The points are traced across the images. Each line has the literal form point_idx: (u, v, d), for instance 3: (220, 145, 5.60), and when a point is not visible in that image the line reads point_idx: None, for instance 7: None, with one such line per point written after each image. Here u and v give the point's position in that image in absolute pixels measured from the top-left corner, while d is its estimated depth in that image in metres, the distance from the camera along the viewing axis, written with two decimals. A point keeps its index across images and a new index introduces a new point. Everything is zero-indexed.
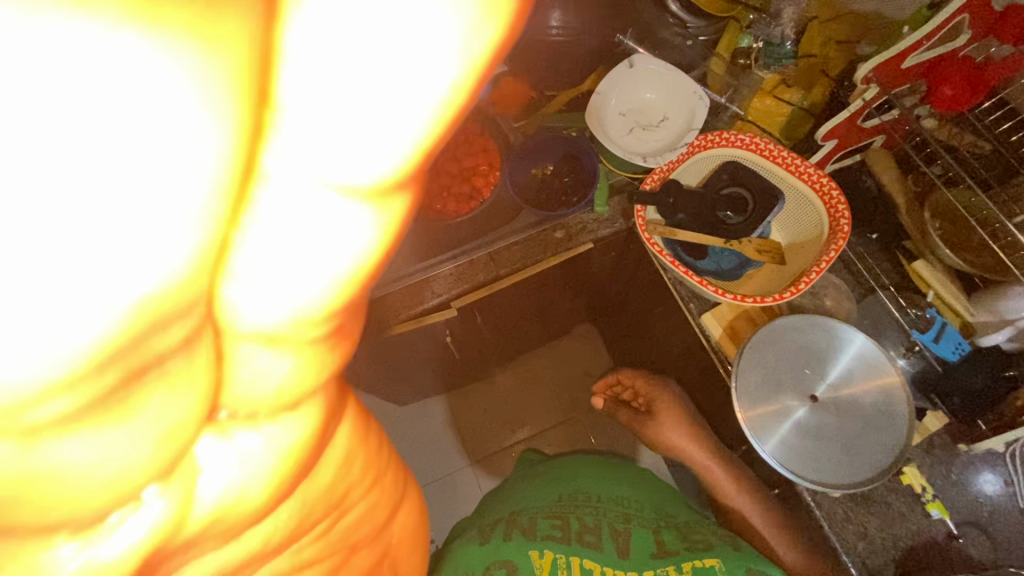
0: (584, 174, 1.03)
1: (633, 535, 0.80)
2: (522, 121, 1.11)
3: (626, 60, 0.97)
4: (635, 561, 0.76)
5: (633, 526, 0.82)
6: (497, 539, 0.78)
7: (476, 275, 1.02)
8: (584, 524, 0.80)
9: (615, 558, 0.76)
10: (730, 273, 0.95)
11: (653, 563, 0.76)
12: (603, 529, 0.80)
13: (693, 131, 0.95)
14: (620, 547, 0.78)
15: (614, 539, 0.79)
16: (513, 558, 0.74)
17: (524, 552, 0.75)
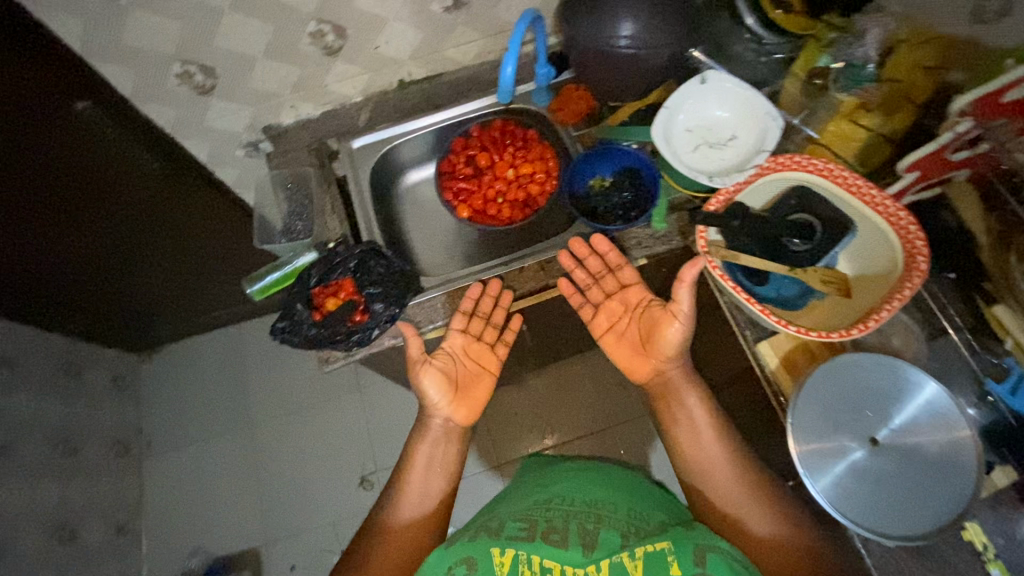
0: (643, 189, 1.01)
1: (601, 534, 0.76)
2: (583, 130, 1.13)
3: (698, 76, 0.93)
4: (596, 553, 0.74)
5: (604, 526, 0.78)
6: (464, 541, 0.78)
7: (526, 283, 1.02)
8: (551, 524, 0.78)
9: (575, 555, 0.73)
10: (790, 302, 0.92)
11: (613, 555, 0.73)
12: (570, 529, 0.77)
13: (764, 152, 0.92)
14: (585, 544, 0.75)
15: (578, 536, 0.76)
16: (476, 555, 0.73)
17: (486, 551, 0.74)
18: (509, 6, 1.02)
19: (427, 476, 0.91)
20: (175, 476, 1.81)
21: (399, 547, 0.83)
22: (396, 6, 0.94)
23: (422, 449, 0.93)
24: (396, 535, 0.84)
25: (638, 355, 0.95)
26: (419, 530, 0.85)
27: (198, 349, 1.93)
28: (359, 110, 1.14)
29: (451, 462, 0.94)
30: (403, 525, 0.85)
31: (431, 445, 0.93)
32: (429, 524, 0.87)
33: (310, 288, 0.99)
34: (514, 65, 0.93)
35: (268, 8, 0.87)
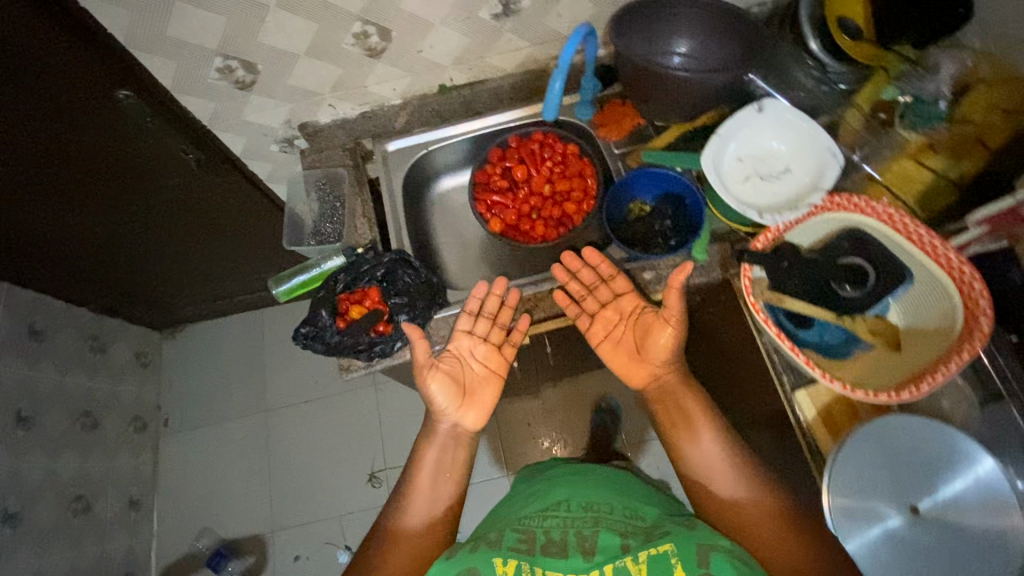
0: (686, 217, 0.96)
1: (600, 537, 0.72)
2: (625, 148, 1.08)
3: (755, 103, 0.89)
4: (598, 557, 0.69)
5: (602, 529, 0.74)
6: (461, 551, 0.72)
7: (555, 305, 0.98)
8: (550, 536, 0.73)
9: (576, 560, 0.69)
10: (834, 350, 0.87)
11: (617, 560, 0.68)
12: (569, 536, 0.73)
13: (821, 190, 0.86)
14: (585, 550, 0.71)
15: (576, 543, 0.71)
16: (476, 563, 0.68)
17: (488, 559, 0.69)
18: (560, 16, 0.98)
19: (432, 475, 0.86)
20: (190, 456, 1.83)
21: (417, 545, 0.79)
22: (443, 10, 0.91)
23: (431, 451, 0.89)
24: (408, 534, 0.80)
25: (633, 362, 0.91)
26: (429, 521, 0.82)
27: (221, 332, 1.95)
28: (397, 112, 1.12)
29: (454, 463, 0.88)
30: (414, 522, 0.82)
31: (439, 447, 0.89)
32: (437, 519, 0.83)
33: (336, 294, 0.97)
34: (562, 82, 0.89)
35: (313, 6, 0.85)
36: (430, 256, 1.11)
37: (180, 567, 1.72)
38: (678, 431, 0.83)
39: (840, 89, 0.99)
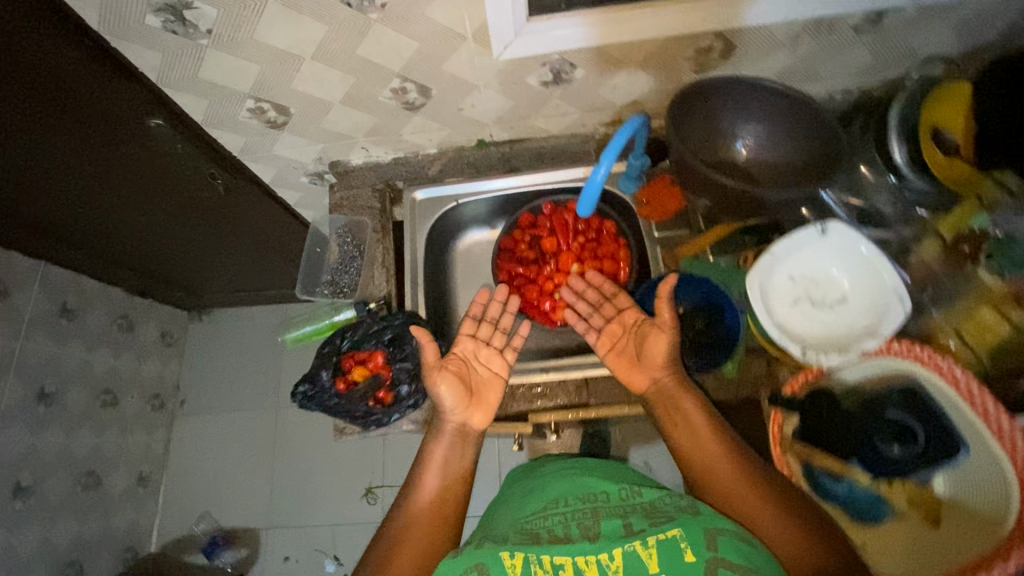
0: (720, 328, 0.88)
1: (601, 522, 0.65)
2: (666, 233, 0.99)
3: (818, 225, 0.79)
4: (603, 541, 0.61)
5: (602, 515, 0.66)
6: (462, 550, 0.64)
7: (564, 396, 0.93)
8: (554, 531, 0.65)
9: (580, 545, 0.61)
10: (863, 513, 0.78)
11: (623, 541, 0.61)
12: (571, 526, 0.65)
13: (876, 337, 0.76)
14: (589, 537, 0.63)
15: (579, 532, 0.64)
16: (484, 561, 0.60)
17: (493, 553, 0.61)
18: (615, 87, 0.90)
19: (428, 465, 0.78)
20: (201, 439, 1.88)
21: (421, 540, 0.70)
22: (488, 75, 0.85)
23: (436, 446, 0.80)
24: (410, 530, 0.71)
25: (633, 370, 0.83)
26: (432, 514, 0.73)
27: (245, 321, 1.98)
28: (431, 160, 1.07)
29: (452, 449, 0.80)
30: (416, 512, 0.73)
31: (439, 437, 0.81)
32: (440, 507, 0.74)
33: (340, 353, 0.95)
34: (610, 168, 0.79)
35: (349, 61, 0.80)
36: (444, 314, 1.07)
37: (177, 545, 1.78)
38: (674, 420, 0.76)
39: (919, 214, 0.89)
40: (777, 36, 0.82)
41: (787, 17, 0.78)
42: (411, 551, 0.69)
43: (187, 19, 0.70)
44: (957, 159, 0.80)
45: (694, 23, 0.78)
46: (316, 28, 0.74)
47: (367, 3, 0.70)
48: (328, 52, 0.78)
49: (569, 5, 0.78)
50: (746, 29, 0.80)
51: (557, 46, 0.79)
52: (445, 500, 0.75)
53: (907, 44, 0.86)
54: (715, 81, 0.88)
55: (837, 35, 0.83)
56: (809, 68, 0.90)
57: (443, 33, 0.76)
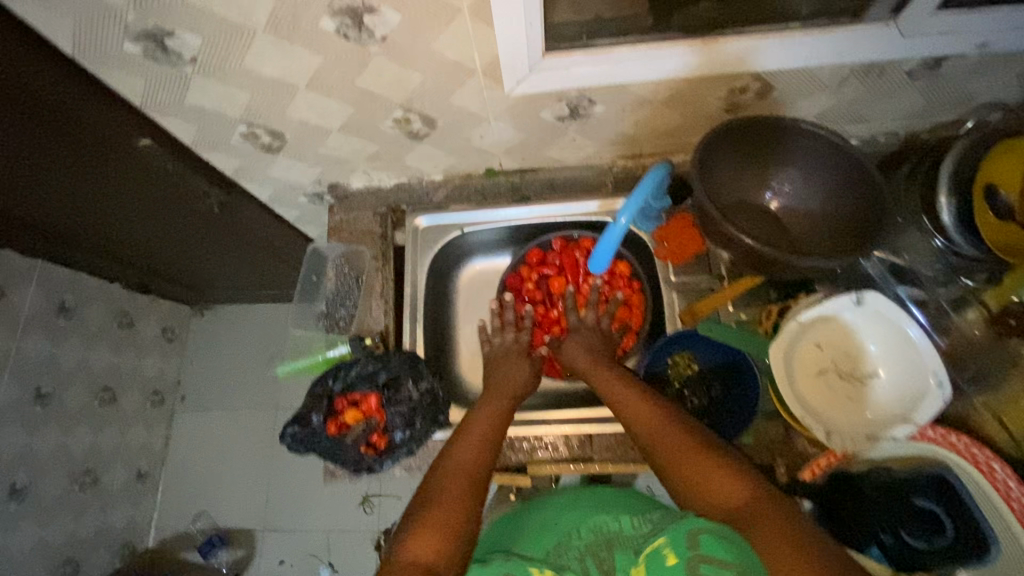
0: (735, 392, 0.82)
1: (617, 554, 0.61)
2: (684, 278, 0.93)
3: (855, 296, 0.72)
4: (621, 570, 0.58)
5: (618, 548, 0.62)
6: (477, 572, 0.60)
7: (566, 450, 0.89)
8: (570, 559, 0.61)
9: None
10: None
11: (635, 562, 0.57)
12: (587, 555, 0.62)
13: (911, 425, 0.69)
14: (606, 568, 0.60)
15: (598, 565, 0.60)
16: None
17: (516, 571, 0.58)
18: (638, 123, 0.83)
19: (468, 427, 0.71)
20: (202, 437, 1.88)
21: (458, 491, 0.62)
22: (499, 108, 0.78)
23: (477, 412, 0.75)
24: (449, 482, 0.63)
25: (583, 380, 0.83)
26: (472, 466, 0.65)
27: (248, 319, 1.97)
28: (437, 186, 1.01)
29: (493, 415, 0.74)
30: (456, 467, 0.65)
31: (491, 401, 0.77)
32: (478, 462, 0.66)
33: (332, 395, 0.90)
34: (632, 219, 0.72)
35: (348, 92, 0.73)
36: (445, 348, 1.02)
37: (175, 541, 1.79)
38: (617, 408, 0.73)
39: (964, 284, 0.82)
40: (820, 78, 0.74)
41: (833, 61, 0.70)
42: (453, 500, 0.60)
43: (169, 46, 0.64)
44: (1011, 223, 0.70)
45: (728, 64, 0.70)
46: (310, 59, 0.67)
47: (365, 36, 0.63)
48: (325, 82, 0.71)
49: (590, 38, 0.70)
50: (785, 72, 0.72)
51: (575, 83, 0.72)
52: (483, 458, 0.67)
53: (964, 90, 0.78)
54: (748, 122, 0.80)
55: (887, 80, 0.75)
56: (852, 111, 0.82)
57: (450, 67, 0.69)
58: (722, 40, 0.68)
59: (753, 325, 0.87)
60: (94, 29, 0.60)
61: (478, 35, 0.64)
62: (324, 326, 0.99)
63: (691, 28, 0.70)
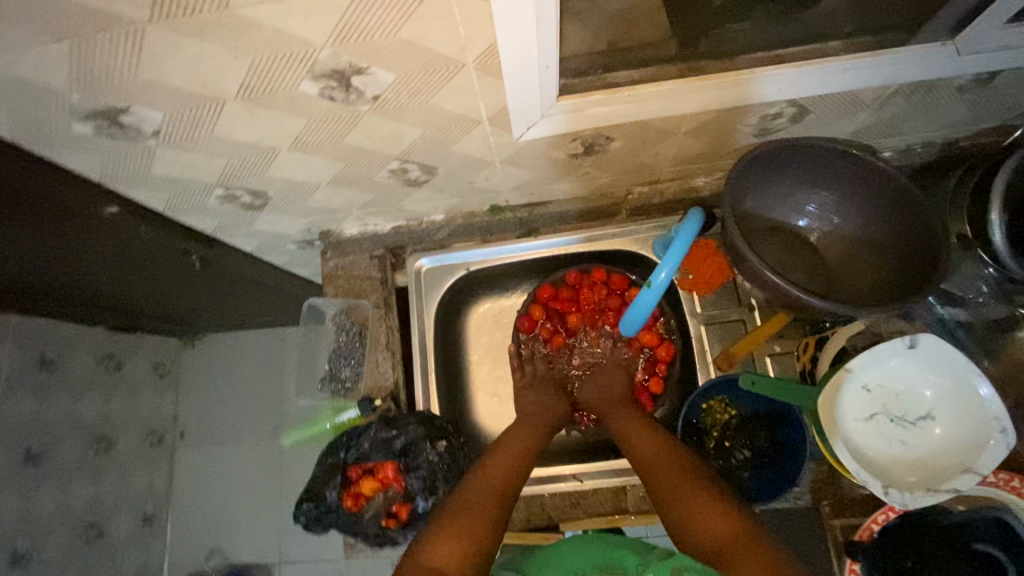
0: (777, 440, 0.79)
1: None
2: (710, 311, 0.88)
3: (907, 339, 0.67)
4: None
5: None
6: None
7: (599, 504, 0.84)
8: None
9: None
10: None
11: None
12: None
13: (973, 477, 0.65)
14: None
15: None
16: None
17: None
18: (658, 154, 0.76)
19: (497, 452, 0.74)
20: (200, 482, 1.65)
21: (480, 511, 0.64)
22: (507, 151, 0.70)
23: (510, 436, 0.77)
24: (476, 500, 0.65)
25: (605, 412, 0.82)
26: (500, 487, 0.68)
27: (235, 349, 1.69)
28: (438, 226, 0.93)
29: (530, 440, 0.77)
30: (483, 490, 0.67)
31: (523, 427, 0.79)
32: (504, 484, 0.69)
33: (345, 467, 0.84)
34: (675, 273, 0.64)
35: (338, 149, 0.65)
36: (460, 397, 0.96)
37: None
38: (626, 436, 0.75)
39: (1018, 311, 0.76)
40: (862, 99, 0.67)
41: (879, 83, 0.63)
42: (477, 517, 0.63)
43: (125, 122, 0.55)
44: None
45: (763, 95, 0.63)
46: (292, 121, 0.58)
47: (354, 97, 0.55)
48: (311, 142, 0.63)
49: (607, 73, 0.62)
50: (824, 97, 0.65)
51: (593, 124, 0.64)
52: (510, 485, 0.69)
53: (1012, 100, 0.71)
54: (781, 146, 0.72)
55: (933, 96, 0.68)
56: (891, 126, 0.75)
57: (452, 118, 0.61)
58: (757, 69, 0.61)
59: (791, 358, 0.84)
60: (32, 110, 0.51)
61: (484, 86, 0.56)
62: (328, 390, 0.93)
63: (720, 56, 0.62)
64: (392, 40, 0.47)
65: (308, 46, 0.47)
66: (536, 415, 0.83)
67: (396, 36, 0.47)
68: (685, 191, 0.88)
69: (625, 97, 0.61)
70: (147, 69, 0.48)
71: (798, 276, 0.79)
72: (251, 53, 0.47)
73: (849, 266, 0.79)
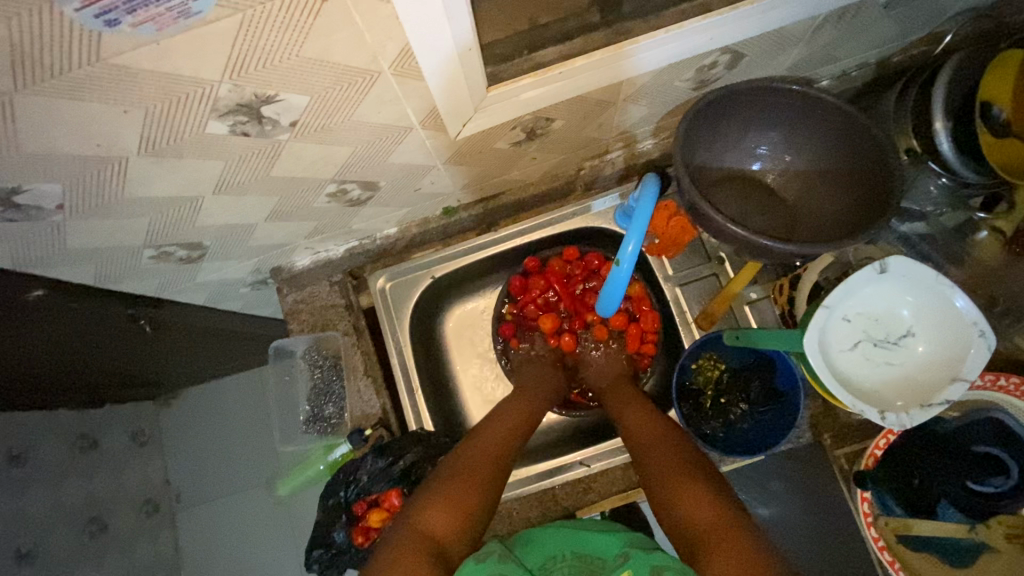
0: (772, 385, 0.80)
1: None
2: (681, 271, 0.88)
3: (877, 264, 0.68)
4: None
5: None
6: None
7: (611, 484, 0.83)
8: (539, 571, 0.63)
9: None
10: (952, 549, 0.71)
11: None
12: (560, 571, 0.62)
13: (961, 385, 0.66)
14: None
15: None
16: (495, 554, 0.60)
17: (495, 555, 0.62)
18: (602, 125, 0.74)
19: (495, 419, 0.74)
20: (210, 554, 1.25)
21: (479, 477, 0.64)
22: (448, 152, 0.67)
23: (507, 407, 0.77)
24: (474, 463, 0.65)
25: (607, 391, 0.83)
26: (499, 452, 0.68)
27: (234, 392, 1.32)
28: (394, 239, 0.90)
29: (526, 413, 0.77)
30: (481, 454, 0.67)
31: (522, 399, 0.79)
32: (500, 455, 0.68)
33: (348, 505, 0.81)
34: (642, 244, 0.62)
35: (267, 184, 0.60)
36: (451, 408, 0.93)
37: None
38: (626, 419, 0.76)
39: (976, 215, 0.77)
40: (793, 33, 0.66)
41: (808, 13, 0.62)
42: (475, 480, 0.63)
43: (22, 203, 0.49)
44: (1009, 138, 0.66)
45: (694, 48, 0.61)
46: (208, 164, 0.53)
47: (270, 128, 0.50)
48: (236, 182, 0.58)
49: (533, 52, 0.60)
50: (756, 37, 0.63)
51: (529, 108, 0.61)
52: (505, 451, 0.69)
53: (935, 8, 0.71)
54: (725, 93, 0.70)
55: (862, 17, 0.67)
56: (825, 54, 0.74)
57: (381, 130, 0.57)
58: (685, 22, 0.58)
59: (769, 302, 0.84)
60: None
61: (407, 91, 0.52)
62: (314, 431, 0.89)
63: (644, 14, 0.60)
64: (294, 60, 0.43)
65: (203, 84, 0.43)
66: (532, 389, 0.82)
67: (299, 57, 0.43)
68: (634, 157, 0.87)
69: (557, 75, 0.58)
70: (27, 142, 0.43)
71: (759, 220, 0.79)
72: (141, 104, 0.43)
73: (808, 200, 0.79)
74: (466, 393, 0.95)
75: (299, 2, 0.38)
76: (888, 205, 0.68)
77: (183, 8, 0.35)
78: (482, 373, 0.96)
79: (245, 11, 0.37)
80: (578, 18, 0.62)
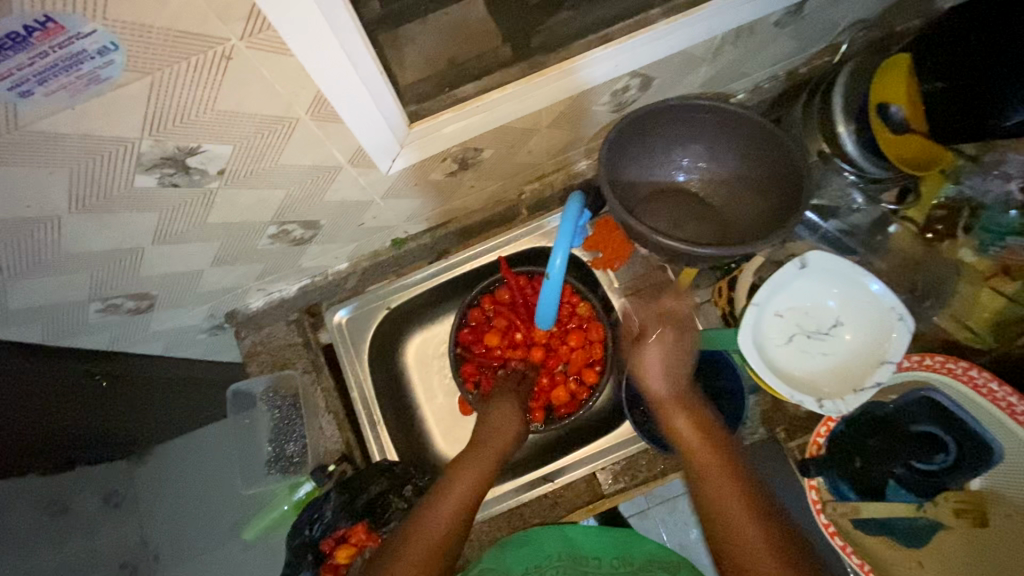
0: (720, 385, 0.84)
1: None
2: (626, 281, 0.91)
3: (797, 260, 0.72)
4: None
5: None
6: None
7: (578, 496, 0.83)
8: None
9: None
10: (905, 531, 0.74)
11: None
12: None
13: (888, 366, 0.69)
14: None
15: None
16: None
17: None
18: (532, 150, 0.78)
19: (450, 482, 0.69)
20: None
21: (431, 542, 0.61)
22: (382, 188, 0.70)
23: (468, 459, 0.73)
24: (414, 541, 0.61)
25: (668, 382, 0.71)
26: (449, 526, 0.63)
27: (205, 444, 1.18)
28: (346, 275, 0.92)
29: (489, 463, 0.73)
30: (428, 529, 0.62)
31: (478, 462, 0.72)
32: (460, 506, 0.66)
33: (315, 543, 0.80)
34: (569, 256, 0.65)
35: (203, 231, 0.62)
36: (416, 436, 0.94)
37: None
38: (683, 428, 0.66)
39: (889, 208, 0.83)
40: (696, 55, 0.71)
41: (704, 37, 0.67)
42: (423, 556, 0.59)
43: None
44: (908, 133, 0.70)
45: (601, 75, 0.65)
46: (142, 217, 0.55)
47: (198, 177, 0.53)
48: (174, 231, 0.60)
49: (453, 89, 0.64)
50: (661, 60, 0.68)
51: (454, 142, 0.64)
52: (452, 534, 0.63)
53: (825, 25, 0.78)
54: (641, 114, 0.75)
55: (757, 36, 0.73)
56: (734, 70, 0.80)
57: (310, 171, 0.60)
58: (590, 52, 0.63)
59: (711, 305, 0.88)
60: None
61: (329, 134, 0.55)
62: (277, 472, 0.89)
63: (554, 48, 0.65)
64: (211, 113, 0.46)
65: (124, 142, 0.45)
66: (492, 436, 0.78)
67: (213, 111, 0.46)
68: (571, 178, 0.91)
69: (475, 108, 0.62)
70: None
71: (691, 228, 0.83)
72: (65, 165, 0.45)
73: (733, 205, 0.83)
74: (431, 419, 0.96)
75: (204, 62, 0.41)
76: (801, 203, 0.73)
77: (93, 76, 0.38)
78: (447, 398, 0.97)
79: (153, 74, 0.40)
80: (492, 55, 0.67)
